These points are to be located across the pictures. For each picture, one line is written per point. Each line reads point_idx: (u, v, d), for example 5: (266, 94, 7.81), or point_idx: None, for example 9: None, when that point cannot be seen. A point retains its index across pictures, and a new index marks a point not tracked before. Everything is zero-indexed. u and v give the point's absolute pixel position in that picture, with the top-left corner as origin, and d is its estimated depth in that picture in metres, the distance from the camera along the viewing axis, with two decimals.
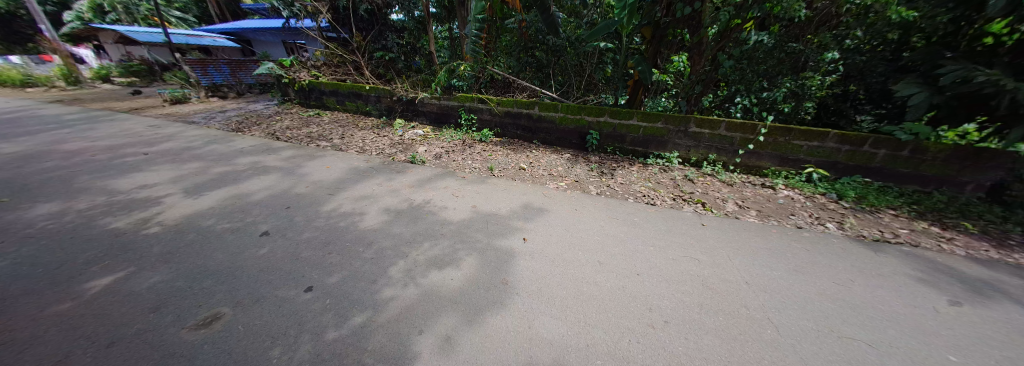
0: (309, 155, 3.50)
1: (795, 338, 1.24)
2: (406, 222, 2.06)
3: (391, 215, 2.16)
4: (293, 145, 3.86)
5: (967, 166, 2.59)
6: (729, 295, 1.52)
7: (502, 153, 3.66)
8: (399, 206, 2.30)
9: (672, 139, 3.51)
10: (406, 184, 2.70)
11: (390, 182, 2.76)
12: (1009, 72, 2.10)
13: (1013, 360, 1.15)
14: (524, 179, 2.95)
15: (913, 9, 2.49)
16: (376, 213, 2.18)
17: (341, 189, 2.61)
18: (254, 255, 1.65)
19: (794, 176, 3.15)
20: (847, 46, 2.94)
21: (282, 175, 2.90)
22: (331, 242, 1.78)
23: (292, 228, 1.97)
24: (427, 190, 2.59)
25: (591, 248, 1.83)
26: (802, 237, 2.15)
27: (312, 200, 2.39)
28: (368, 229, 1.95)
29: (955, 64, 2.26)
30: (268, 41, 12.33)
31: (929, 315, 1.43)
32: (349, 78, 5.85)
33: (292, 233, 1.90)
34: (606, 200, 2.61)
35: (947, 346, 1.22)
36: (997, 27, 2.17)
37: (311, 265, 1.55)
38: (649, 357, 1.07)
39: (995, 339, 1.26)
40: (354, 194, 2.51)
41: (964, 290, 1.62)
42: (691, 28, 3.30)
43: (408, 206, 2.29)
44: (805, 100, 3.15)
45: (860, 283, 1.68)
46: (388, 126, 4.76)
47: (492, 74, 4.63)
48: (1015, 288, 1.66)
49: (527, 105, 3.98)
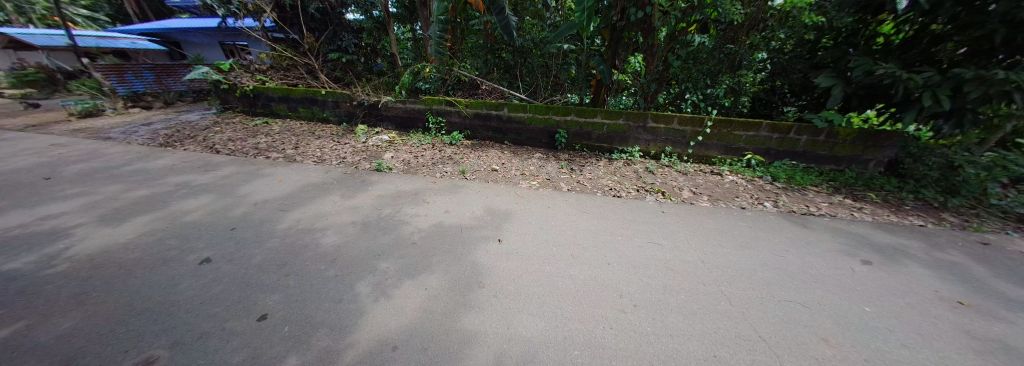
0: (256, 169, 3.19)
1: (743, 307, 1.40)
2: (375, 231, 1.98)
3: (358, 227, 2.05)
4: (237, 159, 3.49)
5: (870, 145, 3.11)
6: (688, 274, 1.66)
7: (473, 155, 3.64)
8: (368, 215, 2.20)
9: (633, 135, 3.75)
10: (371, 194, 2.57)
11: (355, 193, 2.60)
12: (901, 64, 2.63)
13: (914, 306, 1.44)
14: (496, 180, 2.95)
15: (821, 15, 2.97)
16: (342, 226, 2.05)
17: (299, 203, 2.42)
18: (193, 286, 1.48)
19: (737, 162, 3.52)
20: (772, 48, 3.37)
21: (228, 194, 2.61)
22: (287, 263, 1.65)
23: (241, 251, 1.78)
24: (396, 197, 2.50)
25: (563, 243, 1.90)
26: (747, 217, 2.42)
27: (262, 218, 2.18)
28: (333, 244, 1.84)
29: (861, 59, 2.69)
30: (201, 42, 11.00)
31: (847, 274, 1.71)
32: (302, 82, 5.41)
33: (243, 256, 1.73)
34: (576, 196, 2.71)
35: (866, 300, 1.49)
36: (887, 28, 2.77)
37: (267, 292, 1.42)
38: (621, 342, 1.14)
39: (896, 288, 1.58)
40: (314, 208, 2.33)
41: (871, 252, 1.95)
42: (644, 31, 3.50)
43: (377, 215, 2.19)
44: (741, 95, 3.58)
45: (792, 252, 1.93)
46: (349, 133, 4.50)
47: (459, 76, 4.58)
48: (909, 248, 2.01)
49: (496, 107, 3.99)
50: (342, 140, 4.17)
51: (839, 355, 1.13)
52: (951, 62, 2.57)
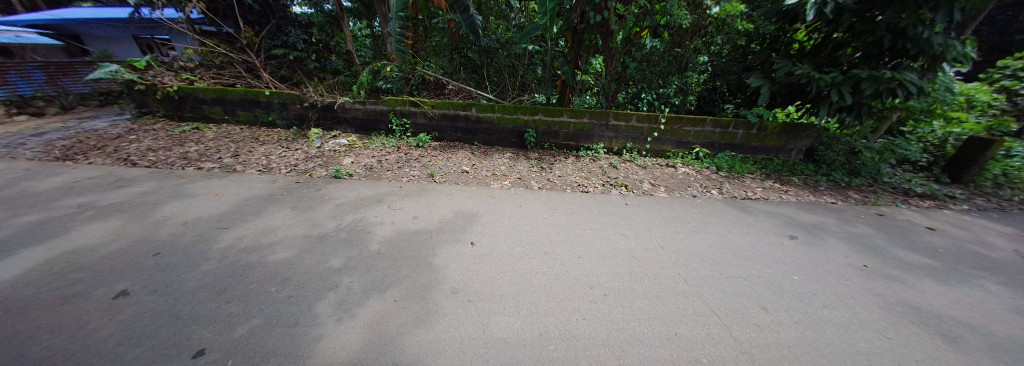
0: (184, 182, 2.79)
1: (698, 286, 1.58)
2: (336, 242, 1.83)
3: (317, 239, 1.88)
4: (157, 172, 3.02)
5: (791, 136, 3.63)
6: (651, 260, 1.80)
7: (442, 157, 3.56)
8: (328, 226, 2.03)
9: (597, 133, 3.94)
10: (329, 204, 2.38)
11: (310, 203, 2.38)
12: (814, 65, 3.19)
13: (830, 271, 1.78)
14: (467, 182, 2.91)
15: (751, 23, 3.41)
16: (296, 241, 1.87)
17: (241, 220, 2.16)
18: (101, 326, 1.20)
19: (688, 155, 3.87)
20: (712, 52, 3.76)
21: (142, 215, 2.23)
22: (228, 289, 1.45)
23: (154, 280, 1.52)
24: (359, 205, 2.33)
25: (535, 241, 1.94)
26: (700, 205, 2.67)
27: (196, 239, 1.91)
28: (287, 262, 1.66)
29: (783, 62, 3.13)
30: (108, 35, 9.32)
31: (780, 249, 1.99)
32: (240, 81, 4.80)
33: (168, 284, 1.49)
34: (547, 194, 2.77)
35: (794, 268, 1.79)
36: (801, 35, 3.31)
37: (200, 323, 1.22)
38: (594, 331, 1.21)
39: (817, 257, 1.91)
40: (256, 224, 2.09)
41: (797, 229, 2.28)
42: (602, 34, 3.69)
43: (337, 225, 2.03)
44: (689, 94, 3.94)
45: (735, 232, 2.19)
46: (301, 138, 4.12)
47: (423, 76, 4.43)
48: (825, 224, 2.38)
49: (463, 107, 3.93)
50: (291, 146, 3.79)
51: (775, 320, 1.36)
52: (850, 64, 3.10)
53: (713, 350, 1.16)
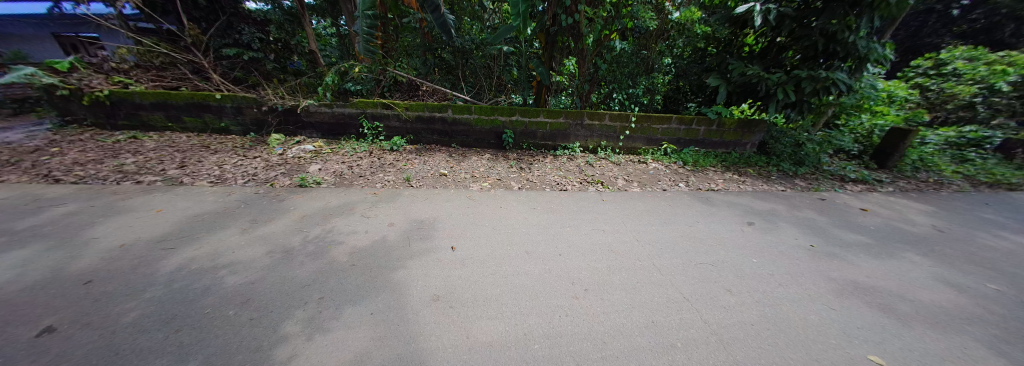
0: (118, 198, 2.41)
1: (671, 274, 1.68)
2: (302, 254, 1.69)
3: (281, 252, 1.70)
4: (83, 187, 2.59)
5: (745, 131, 3.98)
6: (628, 253, 1.88)
7: (419, 160, 3.46)
8: (293, 237, 1.87)
9: (573, 132, 4.04)
10: (293, 214, 2.18)
11: (272, 214, 2.18)
12: (762, 65, 3.53)
13: (784, 253, 1.97)
14: (446, 185, 2.85)
15: (708, 26, 3.69)
16: (255, 254, 1.68)
17: (191, 235, 1.88)
18: None
19: (657, 151, 4.09)
20: (676, 54, 4.00)
21: (62, 237, 1.84)
22: (178, 315, 1.20)
23: (69, 312, 1.21)
24: (328, 214, 2.18)
25: (516, 241, 1.94)
26: (670, 198, 2.83)
27: (134, 262, 1.61)
28: (240, 280, 1.45)
29: (737, 62, 3.46)
30: (16, 32, 8.05)
31: (741, 235, 2.18)
32: (186, 83, 4.31)
33: (97, 312, 1.21)
34: (526, 194, 2.79)
35: (754, 252, 1.97)
36: (750, 39, 3.63)
37: (138, 357, 0.99)
38: (577, 327, 1.24)
39: (773, 241, 2.11)
40: (208, 241, 1.82)
41: (756, 216, 2.51)
42: (574, 36, 3.78)
43: (303, 237, 1.87)
44: (655, 94, 4.19)
45: (703, 222, 2.36)
46: (259, 145, 3.80)
47: (394, 76, 4.25)
48: (779, 211, 2.62)
49: (439, 109, 3.84)
50: (248, 154, 3.47)
51: (738, 302, 1.49)
52: (792, 65, 3.48)
53: (686, 334, 1.25)
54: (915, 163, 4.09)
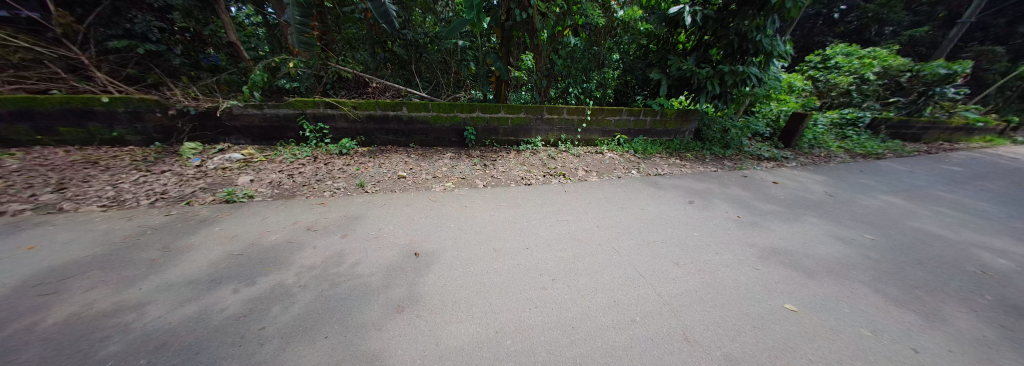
0: None
1: (628, 255, 1.82)
2: (231, 281, 1.43)
3: (209, 279, 1.45)
4: None
5: (684, 119, 4.44)
6: (590, 240, 1.99)
7: (374, 163, 3.22)
8: (215, 265, 1.55)
9: (534, 127, 4.11)
10: (222, 234, 1.85)
11: (187, 238, 1.80)
12: (694, 60, 4.01)
13: (719, 225, 2.27)
14: (405, 188, 2.70)
15: (648, 24, 3.99)
16: (173, 284, 1.40)
17: (58, 277, 1.42)
18: None
19: (612, 141, 4.37)
20: (623, 49, 4.28)
21: None
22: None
23: None
24: (265, 230, 1.89)
25: (483, 240, 1.92)
26: (626, 185, 3.04)
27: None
28: (146, 321, 1.16)
29: (673, 57, 3.89)
30: None
31: (685, 213, 2.45)
32: (61, 85, 3.20)
33: None
34: (492, 191, 2.77)
35: (696, 227, 2.22)
36: (681, 38, 4.07)
37: None
38: (547, 317, 1.28)
39: (711, 217, 2.40)
40: (68, 288, 1.34)
41: (697, 196, 2.82)
42: (528, 31, 3.79)
43: (233, 261, 1.59)
44: (607, 88, 4.45)
45: (655, 205, 2.58)
46: (169, 155, 3.16)
47: (338, 72, 3.84)
48: (715, 190, 2.99)
49: (391, 107, 3.59)
50: (151, 168, 2.84)
51: (684, 272, 1.67)
52: (716, 61, 3.98)
53: (644, 308, 1.38)
54: (811, 142, 4.98)
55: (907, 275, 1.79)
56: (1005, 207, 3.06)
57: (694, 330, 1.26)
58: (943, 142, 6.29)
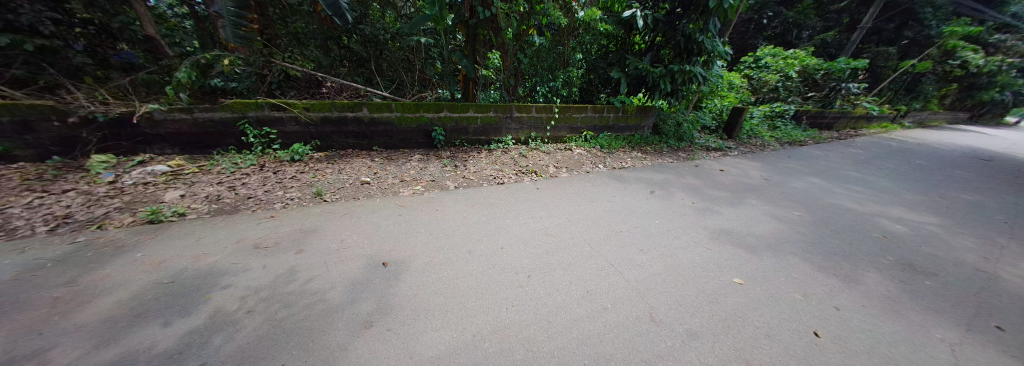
0: None
1: (598, 246, 1.90)
2: (158, 314, 1.20)
3: (123, 314, 1.20)
4: None
5: (643, 114, 4.74)
6: (563, 234, 2.04)
7: (333, 169, 2.99)
8: (132, 299, 1.29)
9: (504, 126, 4.11)
10: (146, 261, 1.57)
11: (95, 268, 1.49)
12: (649, 60, 4.30)
13: (677, 212, 2.47)
14: (370, 194, 2.54)
15: (607, 25, 4.19)
16: (76, 323, 1.13)
17: None
18: None
19: (579, 138, 4.53)
20: (586, 49, 4.43)
21: None
22: None
23: None
24: (202, 252, 1.65)
25: (457, 243, 1.87)
26: (595, 179, 3.17)
27: None
28: None
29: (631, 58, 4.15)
30: None
31: (648, 203, 2.62)
32: None
33: None
34: (464, 192, 2.71)
35: (658, 215, 2.39)
36: (637, 39, 4.34)
37: None
38: (524, 315, 1.29)
39: (670, 205, 2.60)
40: None
41: (658, 186, 3.04)
42: (494, 29, 3.76)
43: (159, 290, 1.35)
44: (572, 86, 4.58)
45: (622, 197, 2.72)
46: (65, 170, 2.54)
47: (286, 70, 3.49)
48: (673, 180, 3.24)
49: (350, 108, 3.34)
50: (46, 187, 2.28)
51: (649, 258, 1.80)
52: (667, 61, 4.31)
53: (615, 295, 1.46)
54: (749, 132, 5.62)
55: (826, 244, 2.11)
56: (893, 182, 3.74)
57: (660, 311, 1.36)
58: (847, 130, 7.49)
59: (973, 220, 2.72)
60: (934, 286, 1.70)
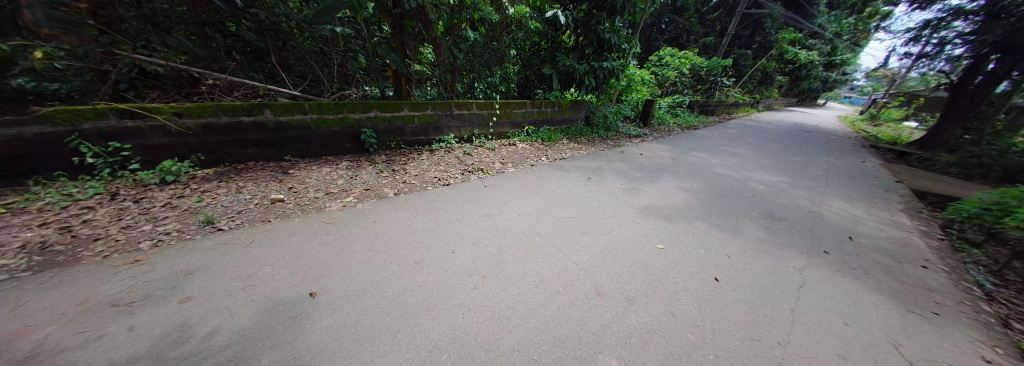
0: None
1: (546, 235, 1.99)
2: None
3: None
4: None
5: (576, 107, 5.10)
6: (512, 229, 2.06)
7: (231, 188, 2.42)
8: None
9: (444, 124, 3.93)
10: None
11: None
12: (576, 57, 4.65)
13: (610, 194, 2.74)
14: (286, 214, 2.14)
15: (536, 22, 4.34)
16: None
17: None
18: None
19: (521, 133, 4.64)
20: (519, 46, 4.53)
21: None
22: None
23: None
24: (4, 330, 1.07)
25: (401, 255, 1.72)
26: (539, 172, 3.29)
27: None
28: None
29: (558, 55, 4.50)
30: None
31: (587, 189, 2.84)
32: None
33: None
34: (406, 198, 2.51)
35: (595, 199, 2.62)
36: (566, 38, 4.59)
37: None
38: (481, 317, 1.26)
39: (606, 189, 2.86)
40: None
41: (593, 173, 3.32)
42: (423, 22, 3.50)
43: None
44: (510, 82, 4.67)
45: (563, 186, 2.89)
46: None
47: (140, 63, 2.63)
48: (607, 166, 3.56)
49: (244, 111, 2.71)
50: None
51: (590, 238, 1.96)
52: (589, 58, 4.74)
53: (565, 279, 1.54)
54: (660, 120, 6.60)
55: (719, 206, 2.63)
56: (756, 152, 4.88)
57: (604, 285, 1.50)
58: (724, 114, 9.46)
59: (803, 176, 3.76)
60: (790, 227, 2.30)
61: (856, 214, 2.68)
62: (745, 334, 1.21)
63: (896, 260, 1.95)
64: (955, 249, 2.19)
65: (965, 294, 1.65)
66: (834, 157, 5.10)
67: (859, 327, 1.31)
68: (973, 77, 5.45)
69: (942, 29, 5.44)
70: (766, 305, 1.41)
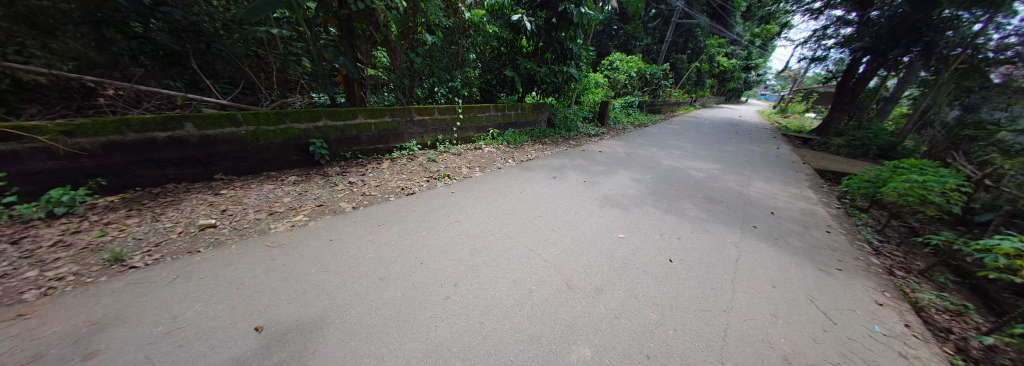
0: None
1: (516, 236, 2.00)
2: None
3: None
4: None
5: (538, 108, 5.25)
6: (482, 233, 2.04)
7: (148, 217, 2.04)
8: None
9: (404, 130, 3.77)
10: None
11: None
12: (535, 61, 4.81)
13: (574, 191, 2.85)
14: (220, 241, 1.87)
15: (496, 28, 4.36)
16: None
17: None
18: None
19: (487, 136, 4.65)
20: (479, 50, 4.52)
21: None
22: None
23: None
24: None
25: (363, 272, 1.61)
26: (507, 174, 3.32)
27: None
28: None
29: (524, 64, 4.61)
30: None
31: (553, 188, 2.93)
32: None
33: None
34: (366, 212, 2.35)
35: (561, 196, 2.70)
36: (525, 44, 4.69)
37: None
38: (453, 325, 1.23)
39: (571, 186, 2.98)
40: None
41: (559, 171, 3.43)
42: (374, 24, 3.32)
43: None
44: (473, 87, 4.62)
45: (530, 187, 2.94)
46: None
47: (14, 73, 2.06)
48: (570, 165, 3.70)
49: (159, 125, 2.31)
50: None
51: (559, 235, 2.02)
52: (548, 61, 4.93)
53: (536, 277, 1.57)
54: (615, 120, 7.09)
55: (667, 194, 2.90)
56: (695, 145, 5.50)
57: (574, 278, 1.55)
58: (668, 112, 10.45)
59: (733, 163, 4.31)
60: (725, 208, 2.61)
61: (775, 192, 3.16)
62: (696, 306, 1.35)
63: (807, 228, 2.34)
64: (847, 215, 2.69)
65: (859, 251, 2.04)
66: (757, 146, 5.92)
67: (783, 287, 1.54)
68: (852, 73, 6.68)
69: (827, 38, 6.63)
70: (713, 279, 1.58)
